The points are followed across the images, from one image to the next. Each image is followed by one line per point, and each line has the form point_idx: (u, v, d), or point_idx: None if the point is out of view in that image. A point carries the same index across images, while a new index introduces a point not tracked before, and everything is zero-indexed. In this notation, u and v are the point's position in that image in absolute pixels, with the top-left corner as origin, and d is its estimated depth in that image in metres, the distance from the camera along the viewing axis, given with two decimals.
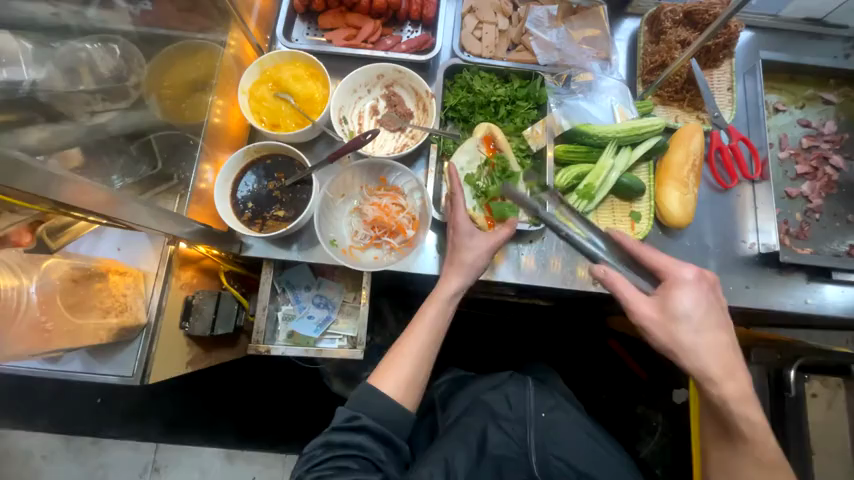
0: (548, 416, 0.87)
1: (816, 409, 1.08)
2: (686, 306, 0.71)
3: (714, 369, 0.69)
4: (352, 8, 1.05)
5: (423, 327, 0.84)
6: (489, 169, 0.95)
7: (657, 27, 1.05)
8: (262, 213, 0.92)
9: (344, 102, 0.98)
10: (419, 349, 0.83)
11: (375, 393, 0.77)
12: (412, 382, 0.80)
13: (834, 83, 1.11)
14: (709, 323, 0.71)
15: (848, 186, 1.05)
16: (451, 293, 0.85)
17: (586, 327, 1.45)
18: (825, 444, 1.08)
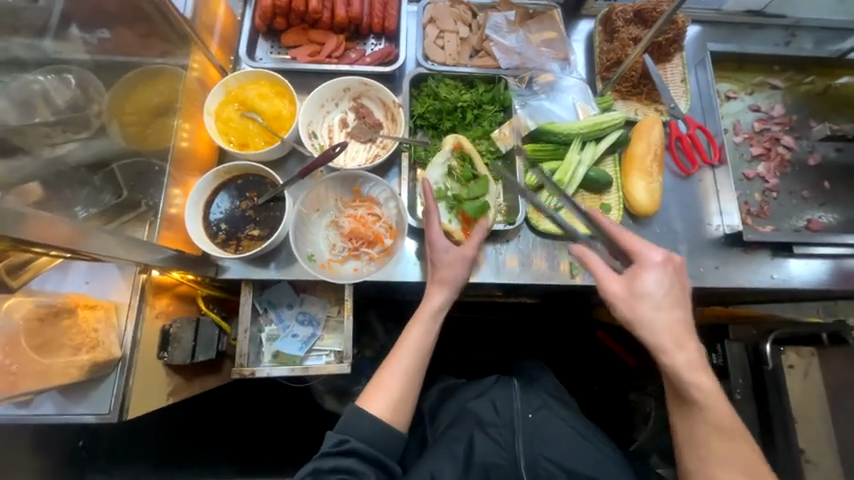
0: (535, 417, 0.88)
1: (792, 380, 1.09)
2: (649, 286, 0.72)
3: (665, 342, 0.71)
4: (314, 24, 1.05)
5: (408, 344, 0.85)
6: (460, 178, 0.95)
7: (611, 26, 1.10)
8: (237, 234, 0.91)
9: (312, 117, 0.99)
10: (405, 368, 0.84)
11: (362, 414, 0.79)
12: (402, 402, 0.81)
13: (778, 68, 1.17)
14: (670, 301, 0.72)
15: (800, 164, 1.10)
16: (432, 311, 0.87)
17: (574, 322, 1.46)
18: (808, 411, 1.08)
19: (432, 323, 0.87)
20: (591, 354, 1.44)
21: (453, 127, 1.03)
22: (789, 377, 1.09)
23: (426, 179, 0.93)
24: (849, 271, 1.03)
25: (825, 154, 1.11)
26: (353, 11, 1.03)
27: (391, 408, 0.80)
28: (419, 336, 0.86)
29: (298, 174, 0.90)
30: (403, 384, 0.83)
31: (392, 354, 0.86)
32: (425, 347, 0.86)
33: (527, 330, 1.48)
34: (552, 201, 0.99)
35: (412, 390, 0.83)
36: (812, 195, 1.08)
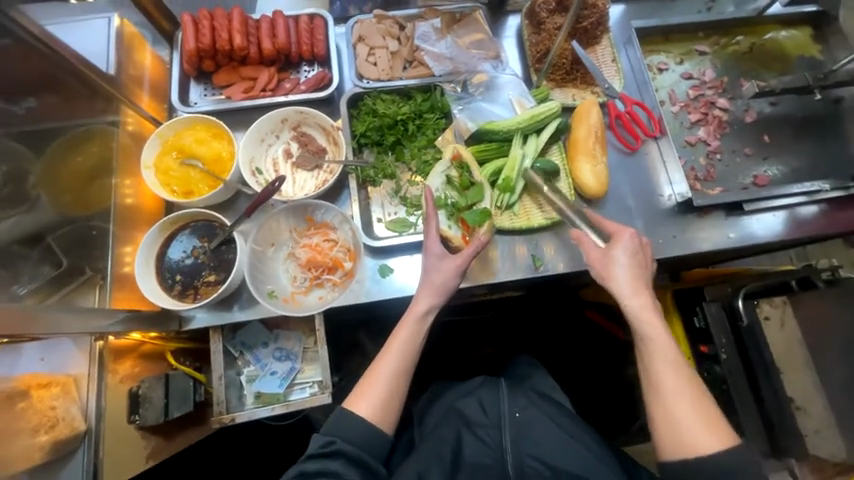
0: (522, 416, 0.88)
1: (772, 332, 1.12)
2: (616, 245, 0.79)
3: (629, 290, 0.77)
4: (243, 61, 1.05)
5: (398, 345, 0.84)
6: (458, 187, 0.97)
7: (536, 19, 1.13)
8: (193, 283, 0.90)
9: (254, 153, 0.99)
10: (393, 370, 0.82)
11: (350, 414, 0.79)
12: (388, 403, 0.81)
13: (702, 35, 1.21)
14: (637, 261, 0.78)
15: (739, 122, 1.13)
16: (419, 314, 0.85)
17: (560, 307, 1.47)
18: (789, 360, 1.11)
19: (420, 324, 0.85)
20: (581, 335, 1.44)
21: (398, 140, 1.04)
22: (767, 328, 1.12)
23: (428, 185, 0.94)
24: (802, 219, 1.06)
25: (760, 110, 1.15)
26: (280, 42, 1.04)
27: (377, 412, 0.80)
28: (407, 337, 0.84)
29: (245, 213, 0.91)
30: (391, 385, 0.82)
31: (381, 355, 0.85)
32: (415, 346, 0.85)
33: (517, 322, 1.48)
34: (505, 198, 1.00)
35: (398, 392, 0.82)
36: (754, 150, 1.11)
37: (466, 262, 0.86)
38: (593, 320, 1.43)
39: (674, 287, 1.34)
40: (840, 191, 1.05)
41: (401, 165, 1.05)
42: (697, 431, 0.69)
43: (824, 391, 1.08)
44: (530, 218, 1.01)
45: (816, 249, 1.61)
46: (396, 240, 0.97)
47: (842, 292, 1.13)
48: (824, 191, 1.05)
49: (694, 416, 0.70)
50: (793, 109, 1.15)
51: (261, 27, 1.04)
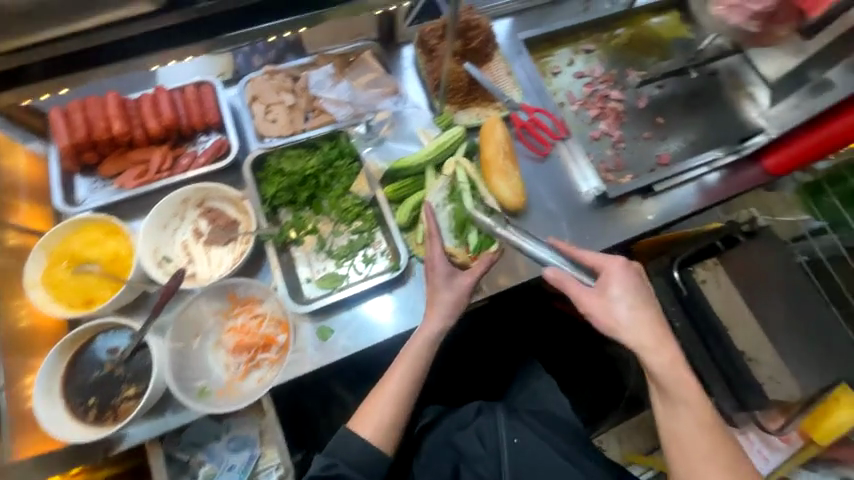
0: (519, 442, 0.98)
1: (710, 292, 1.18)
2: (613, 292, 0.81)
3: (633, 339, 0.79)
4: (130, 145, 0.98)
5: (404, 366, 0.88)
6: (464, 200, 0.98)
7: (427, 46, 1.13)
8: (111, 401, 0.82)
9: (157, 241, 0.91)
10: (396, 390, 0.87)
11: (351, 434, 0.84)
12: (391, 424, 0.86)
13: (585, 34, 1.27)
14: (640, 306, 0.81)
15: (634, 110, 1.20)
16: (428, 334, 0.89)
17: (529, 305, 1.38)
18: (732, 319, 1.16)
19: (429, 345, 0.89)
20: (552, 326, 1.39)
21: (313, 194, 1.02)
22: (705, 289, 1.18)
23: (429, 201, 0.97)
24: (708, 187, 1.14)
25: (650, 95, 1.22)
26: (167, 119, 0.98)
27: (380, 431, 0.85)
28: (408, 363, 0.88)
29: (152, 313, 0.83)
30: (393, 407, 0.86)
31: (386, 375, 0.89)
32: (419, 367, 0.89)
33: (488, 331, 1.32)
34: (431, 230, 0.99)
35: (400, 413, 0.87)
36: (653, 133, 1.18)
37: (476, 278, 0.91)
38: (562, 310, 1.38)
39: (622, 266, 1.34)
40: (733, 155, 1.14)
41: (322, 218, 1.03)
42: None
43: (768, 338, 1.15)
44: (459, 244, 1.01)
45: (740, 200, 1.64)
46: (328, 298, 0.93)
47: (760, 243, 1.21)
48: (719, 158, 1.13)
49: (710, 455, 0.76)
50: (678, 88, 1.24)
51: (143, 107, 0.98)
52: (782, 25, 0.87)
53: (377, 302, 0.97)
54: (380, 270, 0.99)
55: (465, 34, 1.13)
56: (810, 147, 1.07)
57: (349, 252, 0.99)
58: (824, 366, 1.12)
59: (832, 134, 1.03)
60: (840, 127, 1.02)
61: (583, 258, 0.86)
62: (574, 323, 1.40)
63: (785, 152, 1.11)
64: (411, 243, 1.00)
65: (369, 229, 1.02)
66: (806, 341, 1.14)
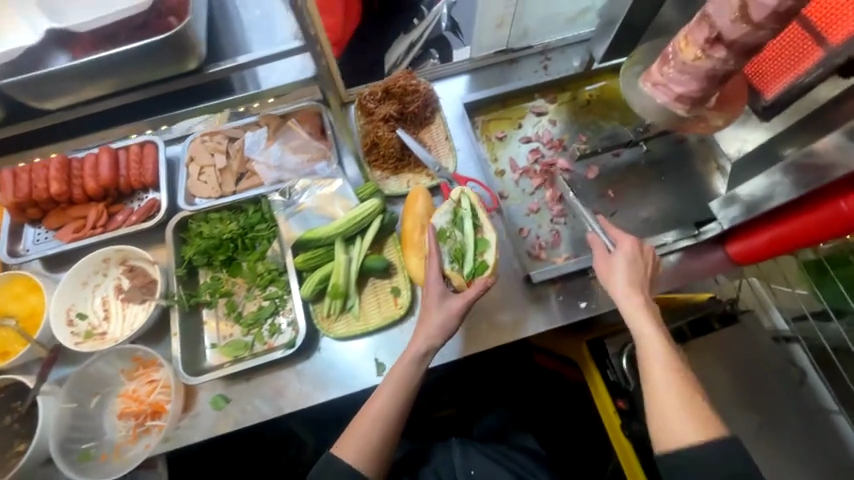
0: (476, 473, 0.94)
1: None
2: (617, 257, 0.84)
3: (625, 295, 0.81)
4: (70, 202, 1.06)
5: (397, 372, 0.85)
6: (464, 230, 0.95)
7: (366, 109, 1.12)
8: (5, 454, 0.85)
9: (74, 298, 0.97)
10: (381, 408, 0.83)
11: (333, 460, 0.79)
12: (376, 446, 0.80)
13: (538, 95, 1.21)
14: (634, 270, 0.83)
15: (581, 180, 1.11)
16: (413, 359, 0.86)
17: (514, 357, 1.40)
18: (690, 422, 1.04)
19: (417, 366, 0.86)
20: (536, 381, 1.39)
21: (230, 257, 1.03)
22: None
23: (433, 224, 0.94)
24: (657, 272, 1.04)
25: (604, 164, 1.13)
26: (104, 179, 1.04)
27: (364, 453, 0.80)
28: (396, 378, 0.85)
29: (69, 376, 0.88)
30: (381, 424, 0.82)
31: (374, 395, 0.85)
32: (407, 386, 0.84)
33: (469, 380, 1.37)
34: (337, 304, 0.96)
35: (385, 434, 0.81)
36: (600, 208, 1.09)
37: (466, 304, 0.87)
38: (543, 365, 1.39)
39: (586, 337, 1.24)
40: (690, 240, 1.02)
41: (237, 282, 1.04)
42: (678, 424, 0.70)
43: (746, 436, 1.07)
44: (367, 320, 0.98)
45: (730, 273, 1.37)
46: (222, 370, 0.92)
47: (732, 333, 1.14)
48: (669, 243, 1.02)
49: (685, 412, 0.71)
50: (637, 157, 1.13)
51: (84, 168, 1.05)
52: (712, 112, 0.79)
53: (276, 374, 0.96)
54: (284, 342, 0.97)
55: (403, 99, 1.12)
56: (775, 239, 0.89)
57: (256, 319, 0.99)
58: None
59: (794, 231, 0.85)
60: (800, 227, 0.84)
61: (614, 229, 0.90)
62: (555, 378, 1.39)
63: (752, 240, 0.94)
64: (318, 315, 0.98)
65: (281, 295, 1.01)
66: (800, 424, 1.09)
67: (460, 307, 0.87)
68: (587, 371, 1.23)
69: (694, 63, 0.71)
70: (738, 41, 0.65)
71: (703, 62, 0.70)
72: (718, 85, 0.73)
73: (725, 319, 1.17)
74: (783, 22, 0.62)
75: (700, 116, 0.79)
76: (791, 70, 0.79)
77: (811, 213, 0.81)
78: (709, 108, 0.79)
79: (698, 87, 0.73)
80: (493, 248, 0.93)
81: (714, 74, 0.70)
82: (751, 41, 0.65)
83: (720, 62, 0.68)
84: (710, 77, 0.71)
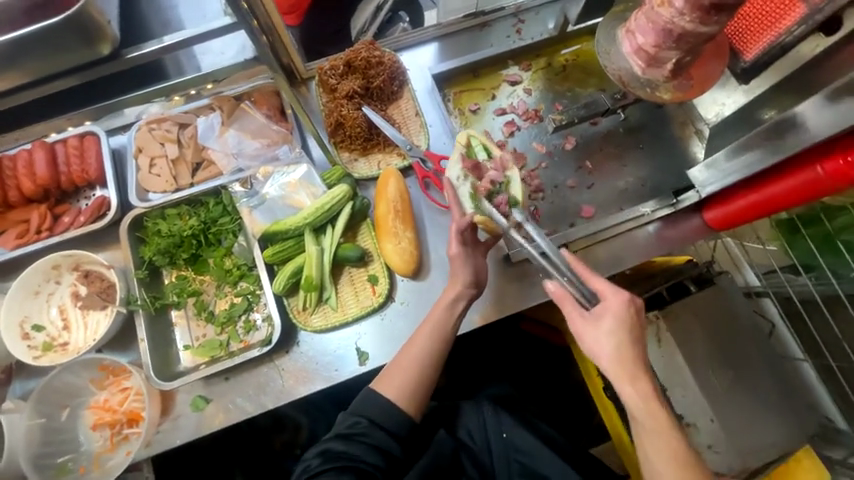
0: (509, 435, 0.91)
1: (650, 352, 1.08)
2: (603, 325, 0.72)
3: (615, 372, 0.72)
4: (9, 206, 0.97)
5: (430, 323, 0.85)
6: (485, 176, 0.86)
7: (329, 86, 1.05)
8: None
9: (28, 310, 0.91)
10: (420, 354, 0.83)
11: (375, 392, 0.80)
12: (419, 387, 0.81)
13: (511, 63, 1.15)
14: (621, 339, 0.72)
15: (558, 152, 1.08)
16: (448, 302, 0.86)
17: (498, 332, 1.40)
18: (676, 379, 1.06)
19: (449, 313, 0.86)
20: (522, 348, 1.40)
21: (195, 255, 0.97)
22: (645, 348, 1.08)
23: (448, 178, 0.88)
24: (639, 242, 1.01)
25: (581, 134, 1.09)
26: (41, 178, 0.94)
27: (404, 392, 0.80)
28: (434, 325, 0.85)
29: (43, 383, 0.84)
30: (417, 369, 0.82)
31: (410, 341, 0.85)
32: (442, 334, 0.84)
33: (463, 355, 1.34)
34: (312, 296, 0.93)
35: (425, 381, 0.82)
36: (577, 181, 1.06)
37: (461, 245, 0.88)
38: (529, 331, 1.40)
39: (568, 305, 1.25)
40: (668, 208, 1.00)
41: (205, 280, 0.98)
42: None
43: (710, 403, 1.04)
44: (345, 310, 0.95)
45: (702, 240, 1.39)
46: (197, 372, 0.89)
47: (714, 296, 1.11)
48: (649, 213, 1.01)
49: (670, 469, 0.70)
50: (613, 125, 1.10)
51: (17, 166, 0.95)
52: (664, 84, 0.76)
53: (257, 371, 0.92)
54: (260, 339, 0.93)
55: (367, 72, 1.03)
56: (753, 204, 0.86)
57: (229, 317, 0.94)
58: (759, 424, 1.04)
59: (769, 197, 0.82)
60: (773, 194, 0.81)
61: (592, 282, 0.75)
62: (536, 349, 1.41)
63: (729, 206, 0.92)
64: (294, 308, 0.95)
65: (253, 290, 0.97)
66: (771, 372, 1.08)
67: (458, 250, 0.87)
68: (570, 340, 1.26)
69: (658, 11, 0.66)
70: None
71: (662, 11, 0.65)
72: (674, 45, 0.68)
73: (701, 281, 1.14)
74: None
75: (649, 83, 0.77)
76: (774, 26, 0.74)
77: (784, 180, 0.79)
78: (662, 78, 0.75)
79: (655, 40, 0.69)
80: (517, 181, 0.83)
81: (671, 29, 0.65)
82: None
83: (677, 14, 0.63)
84: (667, 32, 0.66)
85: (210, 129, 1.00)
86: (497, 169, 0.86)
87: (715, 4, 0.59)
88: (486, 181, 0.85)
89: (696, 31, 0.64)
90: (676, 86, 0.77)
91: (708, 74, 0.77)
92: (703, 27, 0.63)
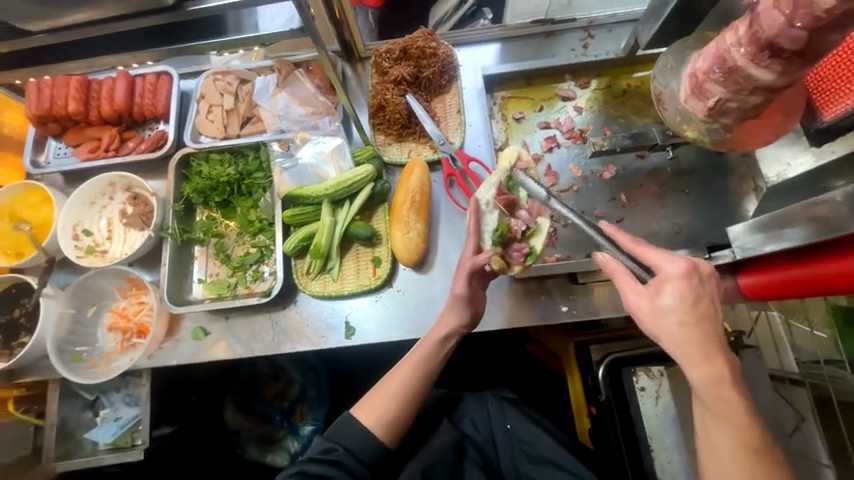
0: (513, 427, 0.91)
1: (644, 407, 1.03)
2: (662, 300, 0.62)
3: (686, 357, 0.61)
4: (88, 122, 1.10)
5: (416, 358, 0.85)
6: (515, 213, 0.87)
7: (381, 68, 1.07)
8: (10, 342, 0.96)
9: (81, 215, 1.03)
10: (398, 389, 0.83)
11: (352, 420, 0.81)
12: (395, 420, 0.81)
13: (569, 77, 1.11)
14: (693, 317, 0.61)
15: (594, 179, 1.03)
16: (439, 338, 0.86)
17: (501, 345, 1.38)
18: (662, 435, 1.02)
19: (438, 349, 0.86)
20: (522, 366, 1.38)
21: (226, 201, 1.05)
22: (642, 401, 1.04)
23: (478, 198, 0.86)
24: None
25: (623, 165, 1.04)
26: (117, 104, 1.06)
27: (382, 423, 0.81)
28: (420, 359, 0.85)
29: (78, 281, 0.96)
30: (396, 404, 0.82)
31: (391, 373, 0.86)
32: (424, 368, 0.85)
33: (454, 359, 1.36)
34: (317, 263, 0.98)
35: (404, 411, 0.82)
36: (607, 212, 1.01)
37: (466, 285, 0.84)
38: (533, 353, 1.36)
39: (576, 338, 1.18)
40: (699, 263, 0.93)
41: (230, 226, 1.07)
42: None
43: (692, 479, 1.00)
44: (343, 284, 0.99)
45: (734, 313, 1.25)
46: (202, 304, 0.97)
47: None
48: None
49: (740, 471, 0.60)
50: (662, 163, 1.03)
51: (102, 90, 1.08)
52: (699, 121, 0.71)
53: (253, 318, 0.99)
54: (263, 289, 1.00)
55: (420, 61, 1.05)
56: (793, 280, 0.73)
57: (241, 263, 1.02)
58: None
59: (817, 276, 0.70)
60: (826, 274, 0.69)
61: (642, 252, 0.67)
62: (536, 369, 1.38)
63: (763, 277, 0.78)
64: (298, 270, 1.00)
65: (268, 245, 1.03)
66: None
67: (463, 291, 0.84)
68: (570, 371, 1.21)
69: (723, 37, 0.62)
70: (757, 19, 0.56)
71: (726, 37, 0.61)
72: (722, 79, 0.63)
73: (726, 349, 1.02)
74: (802, 14, 0.51)
75: (684, 112, 0.73)
76: None
77: (842, 261, 0.67)
78: (698, 115, 0.70)
79: (709, 67, 0.64)
80: (543, 234, 0.87)
81: (725, 58, 0.61)
82: (768, 26, 0.55)
83: (735, 41, 0.60)
84: (721, 61, 0.62)
85: (267, 89, 1.08)
86: (529, 213, 0.88)
87: (771, 42, 0.55)
88: (516, 221, 0.87)
89: (747, 71, 0.60)
90: (707, 131, 0.73)
91: (763, 130, 0.70)
92: (756, 68, 0.59)
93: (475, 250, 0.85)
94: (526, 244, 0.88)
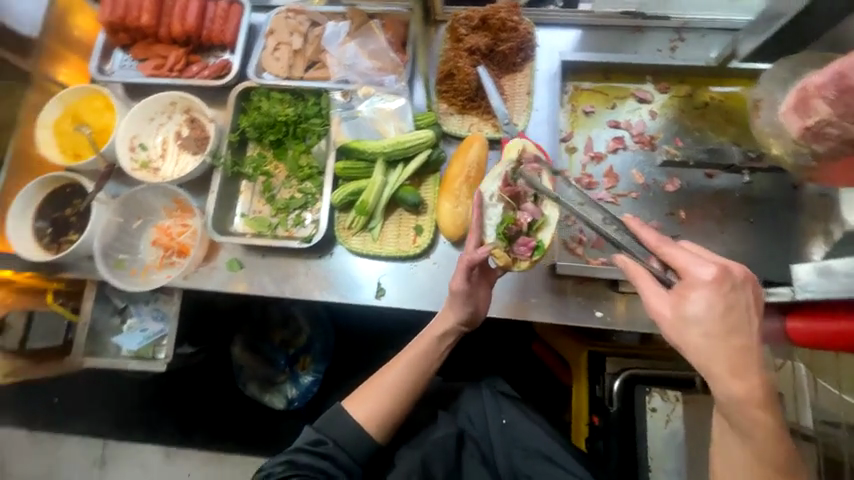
0: (508, 422, 0.91)
1: (651, 425, 0.99)
2: (691, 308, 0.59)
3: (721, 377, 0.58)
4: (157, 38, 1.10)
5: (413, 350, 0.85)
6: (520, 206, 0.84)
7: (456, 34, 1.03)
8: (58, 237, 1.00)
9: (139, 129, 1.05)
10: (394, 381, 0.83)
11: (342, 411, 0.82)
12: (385, 413, 0.82)
13: (650, 79, 1.05)
14: (723, 328, 0.58)
15: (655, 190, 0.99)
16: (439, 334, 0.86)
17: (513, 340, 1.37)
18: (663, 461, 0.99)
19: (436, 346, 0.86)
20: (525, 364, 1.37)
21: (278, 141, 1.04)
22: (650, 422, 1.00)
23: (481, 191, 0.84)
24: None
25: (688, 181, 0.99)
26: (188, 24, 1.06)
27: (374, 419, 0.81)
28: (419, 353, 0.85)
29: (127, 194, 0.99)
30: (389, 397, 0.82)
31: (389, 365, 0.86)
32: (420, 364, 0.85)
33: (464, 344, 1.37)
34: (360, 220, 0.98)
35: (398, 406, 0.82)
36: (661, 226, 0.97)
37: (463, 281, 0.82)
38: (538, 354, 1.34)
39: (590, 347, 1.15)
40: None
41: (279, 167, 1.06)
42: None
43: None
44: (382, 245, 0.99)
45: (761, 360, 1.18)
46: (243, 237, 0.98)
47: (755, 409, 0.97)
48: None
49: None
50: (731, 186, 0.98)
51: (175, 7, 1.07)
52: (790, 139, 0.70)
53: (289, 261, 1.00)
54: (303, 235, 1.01)
55: (502, 34, 1.01)
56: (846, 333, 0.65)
57: (285, 206, 1.02)
58: None
59: None
60: None
61: (667, 253, 0.63)
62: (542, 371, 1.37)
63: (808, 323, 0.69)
64: (339, 223, 1.00)
65: (314, 192, 1.03)
66: None
67: (460, 287, 0.82)
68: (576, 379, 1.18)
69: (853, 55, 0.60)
70: None
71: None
72: (833, 98, 0.62)
73: None
74: None
75: (776, 126, 0.72)
76: None
77: None
78: (792, 131, 0.70)
79: (823, 83, 0.63)
80: (551, 228, 0.84)
81: (843, 76, 0.60)
82: None
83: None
84: (839, 79, 0.61)
85: (338, 36, 1.05)
86: (534, 206, 0.84)
87: None
88: (520, 215, 0.84)
89: None
90: (794, 153, 0.72)
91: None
92: None
93: (477, 244, 0.83)
94: (532, 238, 0.84)
